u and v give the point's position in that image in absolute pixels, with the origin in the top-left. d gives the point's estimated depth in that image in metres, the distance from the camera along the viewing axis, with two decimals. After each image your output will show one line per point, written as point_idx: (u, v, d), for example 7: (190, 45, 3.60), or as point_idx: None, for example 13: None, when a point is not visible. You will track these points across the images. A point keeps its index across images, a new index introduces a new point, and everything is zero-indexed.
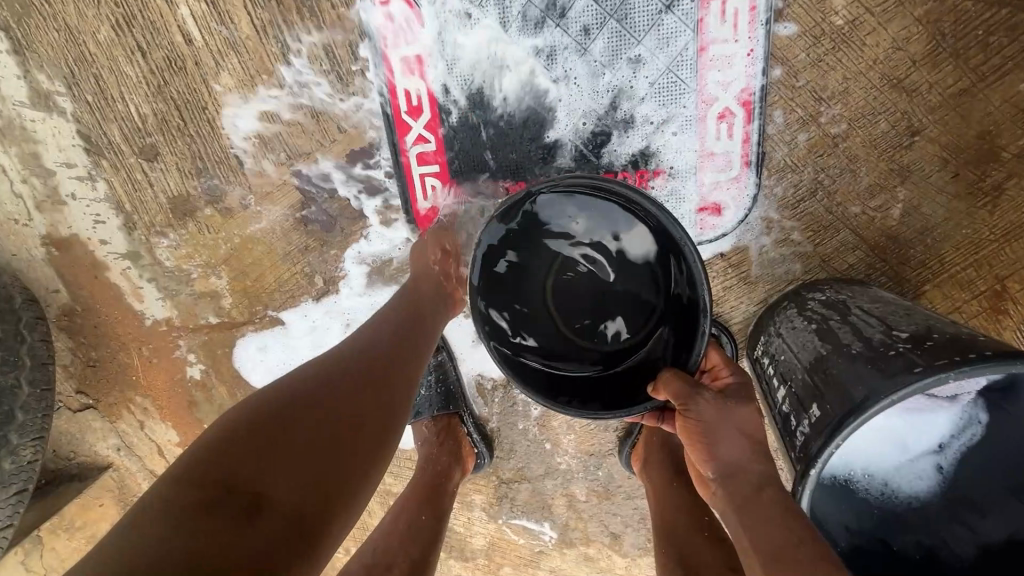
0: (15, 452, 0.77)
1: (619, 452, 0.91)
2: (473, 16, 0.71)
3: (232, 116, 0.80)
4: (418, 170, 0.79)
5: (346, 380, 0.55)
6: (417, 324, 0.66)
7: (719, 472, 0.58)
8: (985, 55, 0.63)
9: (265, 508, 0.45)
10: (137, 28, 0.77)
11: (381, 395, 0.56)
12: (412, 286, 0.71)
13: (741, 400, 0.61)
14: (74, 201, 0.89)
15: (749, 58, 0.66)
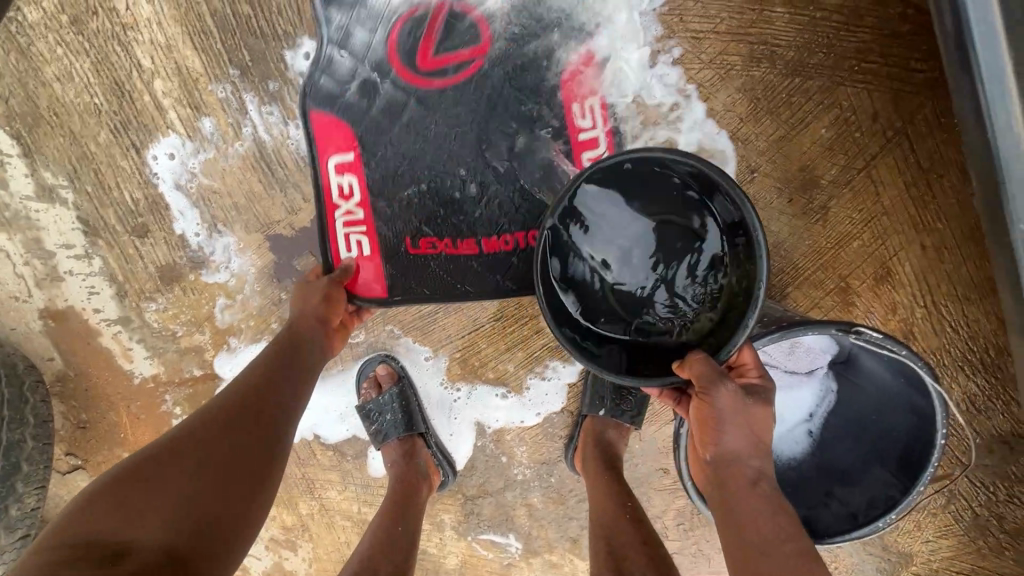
0: (20, 501, 0.86)
1: (566, 457, 1.03)
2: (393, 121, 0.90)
3: (213, 194, 0.95)
4: (342, 227, 0.92)
5: (216, 426, 0.66)
6: (284, 359, 0.77)
7: (717, 459, 0.67)
8: (791, 112, 0.85)
9: (134, 550, 0.54)
10: (132, 131, 0.93)
11: (248, 432, 0.67)
12: (291, 328, 0.81)
13: (759, 404, 0.67)
14: (72, 277, 1.02)
15: (606, 139, 0.88)
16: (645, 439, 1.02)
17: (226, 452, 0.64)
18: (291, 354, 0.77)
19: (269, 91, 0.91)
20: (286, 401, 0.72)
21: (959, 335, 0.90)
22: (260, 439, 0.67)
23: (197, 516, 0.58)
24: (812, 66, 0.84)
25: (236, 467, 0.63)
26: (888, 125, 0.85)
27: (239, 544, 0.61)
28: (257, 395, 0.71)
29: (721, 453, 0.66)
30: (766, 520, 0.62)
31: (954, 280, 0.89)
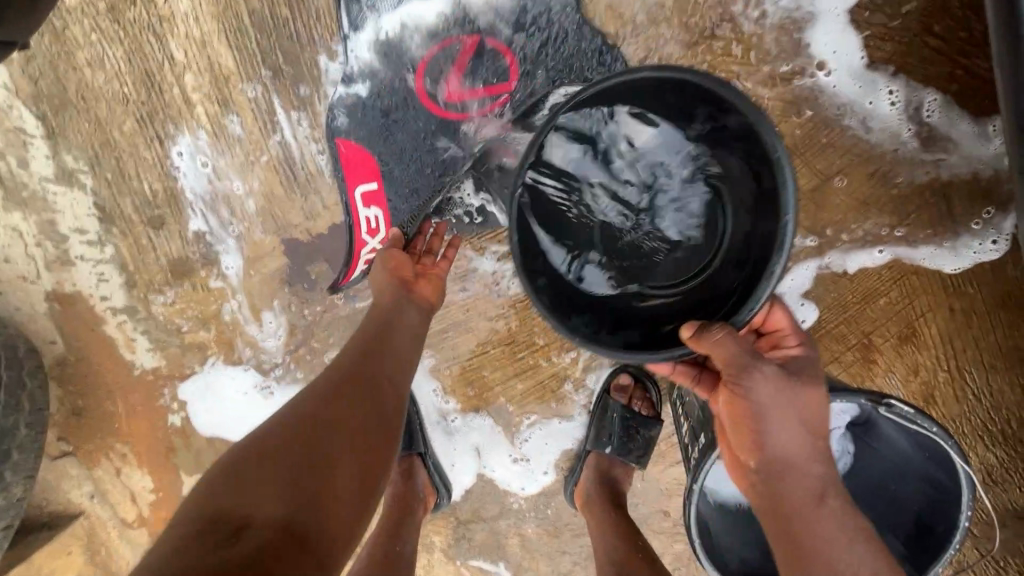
0: (7, 490, 0.83)
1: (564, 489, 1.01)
2: (415, 144, 0.90)
3: (234, 193, 0.94)
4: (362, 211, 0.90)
5: (323, 407, 0.64)
6: (377, 349, 0.73)
7: (775, 464, 0.64)
8: (827, 165, 0.84)
9: (254, 526, 0.53)
10: (157, 122, 0.92)
11: (353, 411, 0.65)
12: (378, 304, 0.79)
13: (800, 386, 0.65)
14: (82, 263, 1.01)
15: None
16: (648, 479, 0.99)
17: (340, 430, 0.63)
18: (379, 344, 0.74)
19: (300, 96, 0.90)
20: (388, 371, 0.71)
21: (981, 405, 0.88)
22: (369, 415, 0.66)
23: (315, 493, 0.57)
24: (850, 122, 0.83)
25: (347, 444, 0.62)
26: (924, 186, 0.83)
27: (354, 520, 0.60)
28: (354, 371, 0.69)
29: (779, 459, 0.64)
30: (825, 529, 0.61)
31: (980, 348, 0.86)
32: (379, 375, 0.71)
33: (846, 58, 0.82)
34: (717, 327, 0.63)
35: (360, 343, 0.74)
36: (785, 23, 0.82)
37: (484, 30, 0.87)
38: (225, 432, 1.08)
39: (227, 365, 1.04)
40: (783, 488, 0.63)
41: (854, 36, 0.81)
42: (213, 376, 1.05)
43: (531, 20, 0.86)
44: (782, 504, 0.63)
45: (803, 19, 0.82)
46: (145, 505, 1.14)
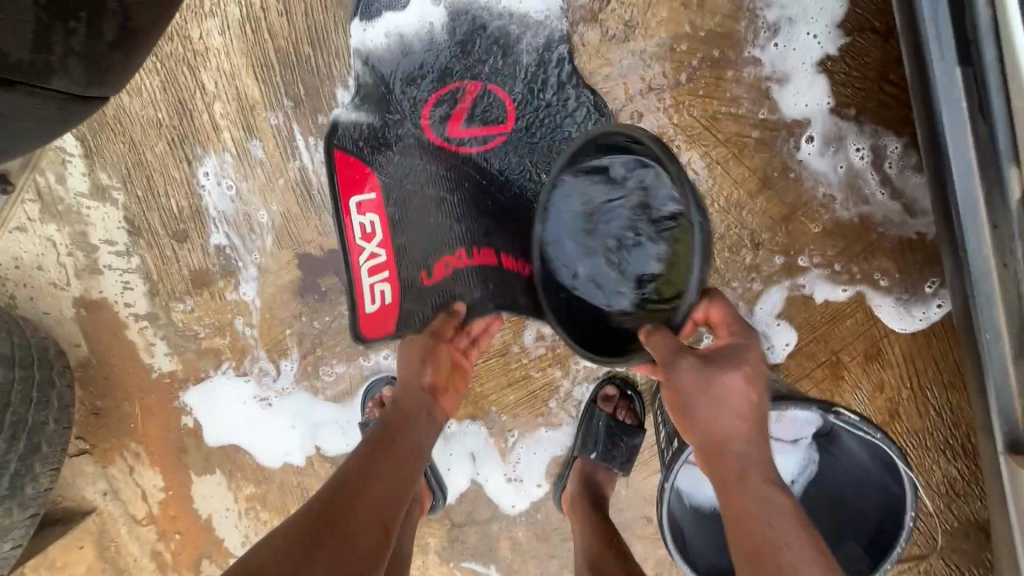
0: (36, 480, 0.89)
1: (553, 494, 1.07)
2: (420, 171, 0.97)
3: (253, 210, 1.02)
4: (359, 216, 0.97)
5: (325, 527, 0.65)
6: (390, 453, 0.75)
7: (711, 446, 0.67)
8: (796, 196, 0.92)
9: None
10: (186, 145, 1.01)
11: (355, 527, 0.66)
12: (400, 399, 0.82)
13: (725, 370, 0.68)
14: (110, 272, 1.09)
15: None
16: (632, 486, 1.05)
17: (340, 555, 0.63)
18: (393, 450, 0.76)
19: (317, 124, 0.99)
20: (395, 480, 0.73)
21: (942, 420, 0.94)
22: (372, 539, 0.66)
23: None
24: (817, 158, 0.91)
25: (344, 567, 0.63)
26: (886, 218, 0.91)
27: None
28: (363, 480, 0.71)
29: (711, 440, 0.67)
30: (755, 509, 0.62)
31: (941, 367, 0.93)
32: (396, 458, 0.75)
33: (813, 101, 0.90)
34: (655, 331, 0.72)
35: (374, 444, 0.76)
36: (758, 69, 0.91)
37: (486, 70, 0.96)
38: (233, 437, 1.14)
39: (223, 377, 1.12)
40: (721, 471, 0.65)
41: (819, 82, 0.90)
42: (217, 385, 1.12)
43: (528, 63, 0.95)
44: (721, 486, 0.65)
45: (774, 66, 0.91)
46: (155, 503, 1.19)
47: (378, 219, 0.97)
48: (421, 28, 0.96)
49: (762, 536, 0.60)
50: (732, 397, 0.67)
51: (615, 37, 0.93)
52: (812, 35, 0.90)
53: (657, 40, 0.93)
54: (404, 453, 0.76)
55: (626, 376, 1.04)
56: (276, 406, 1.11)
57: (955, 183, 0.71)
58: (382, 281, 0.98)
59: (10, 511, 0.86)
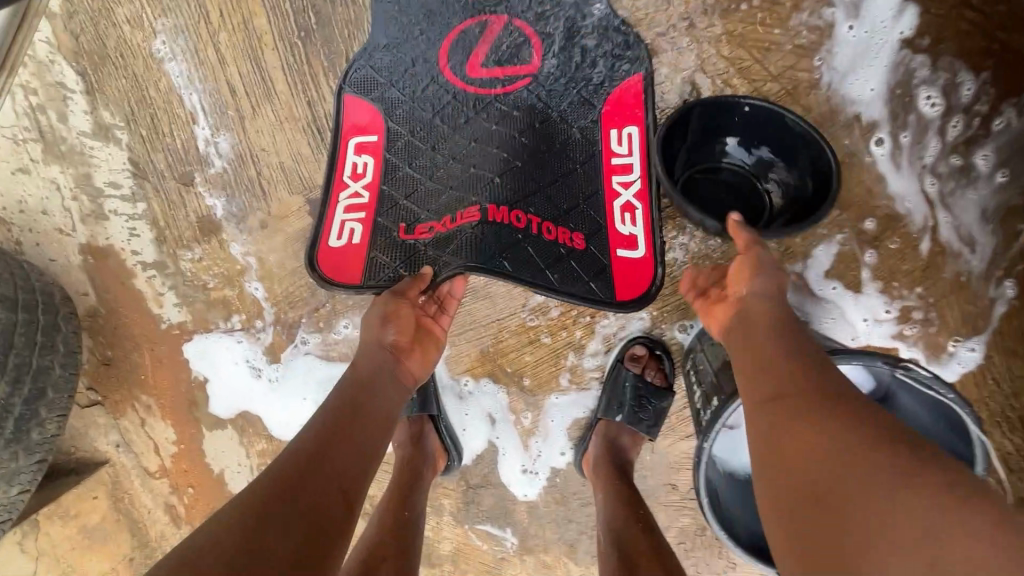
0: (43, 425, 0.86)
1: (574, 457, 1.03)
2: (429, 119, 0.91)
3: (261, 152, 0.96)
4: (352, 157, 0.91)
5: (308, 460, 0.61)
6: (360, 404, 0.70)
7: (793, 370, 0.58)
8: (853, 141, 0.84)
9: None
10: (191, 82, 0.95)
11: (335, 459, 0.62)
12: (365, 355, 0.75)
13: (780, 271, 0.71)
14: (115, 217, 1.04)
15: (640, 169, 0.88)
16: (657, 452, 1.00)
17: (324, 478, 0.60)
18: (359, 400, 0.70)
19: (330, 57, 0.91)
20: (364, 428, 0.68)
21: (1001, 390, 0.87)
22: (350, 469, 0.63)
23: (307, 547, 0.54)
24: (880, 98, 0.82)
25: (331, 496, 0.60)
26: (952, 165, 0.82)
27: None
28: (333, 427, 0.66)
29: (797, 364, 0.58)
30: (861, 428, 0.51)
31: (1005, 333, 0.85)
32: (363, 439, 0.67)
33: (880, 33, 0.81)
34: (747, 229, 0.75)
35: (339, 402, 0.69)
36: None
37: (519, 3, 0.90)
38: (240, 404, 1.12)
39: (209, 334, 1.09)
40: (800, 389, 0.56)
41: (888, 9, 0.81)
42: (207, 344, 1.10)
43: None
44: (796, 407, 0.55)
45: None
46: (167, 456, 1.18)
47: (370, 167, 0.91)
48: None
49: (866, 447, 0.49)
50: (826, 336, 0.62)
51: None
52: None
53: None
54: (366, 431, 0.68)
55: (655, 335, 0.96)
56: (266, 371, 1.09)
57: None
58: (354, 222, 0.90)
59: (16, 456, 0.84)
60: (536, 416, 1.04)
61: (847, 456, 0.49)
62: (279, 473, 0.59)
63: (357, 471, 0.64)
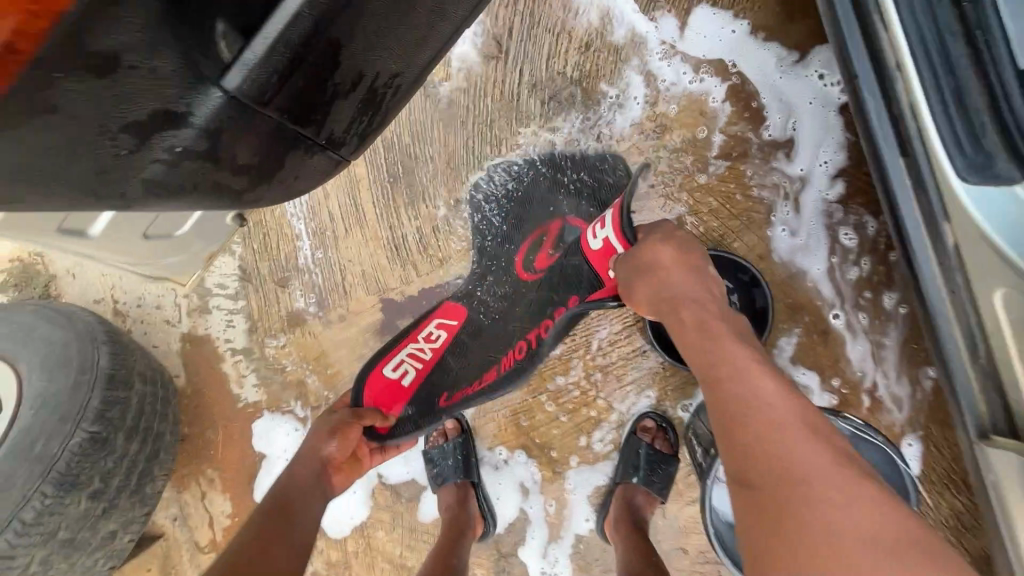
0: (154, 481, 1.02)
1: (596, 520, 1.18)
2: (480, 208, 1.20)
3: (348, 261, 1.24)
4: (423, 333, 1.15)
5: (255, 539, 0.84)
6: (293, 498, 0.93)
7: (741, 411, 0.64)
8: (799, 261, 1.13)
9: None
10: (297, 211, 1.25)
11: (276, 535, 0.86)
12: (296, 465, 0.99)
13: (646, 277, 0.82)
14: (217, 311, 1.28)
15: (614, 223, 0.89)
16: (668, 517, 1.15)
17: (271, 545, 0.84)
18: (288, 501, 0.93)
19: (408, 194, 1.22)
20: (299, 513, 0.91)
21: (940, 456, 1.08)
22: (289, 537, 0.86)
23: None
24: (821, 272, 1.13)
25: (276, 556, 0.82)
26: (874, 279, 1.11)
27: None
28: (273, 519, 0.88)
29: (733, 404, 0.65)
30: (809, 441, 0.60)
31: (934, 408, 1.08)
32: (296, 522, 0.90)
33: (816, 241, 1.13)
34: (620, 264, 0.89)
35: (274, 503, 0.92)
36: (766, 164, 1.14)
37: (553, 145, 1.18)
38: None
39: (278, 413, 1.28)
40: (744, 425, 0.62)
41: (820, 183, 1.12)
42: (272, 425, 1.29)
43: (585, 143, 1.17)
44: (754, 445, 0.61)
45: (782, 220, 1.14)
46: (220, 529, 1.29)
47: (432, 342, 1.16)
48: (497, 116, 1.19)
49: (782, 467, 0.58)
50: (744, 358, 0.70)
51: (650, 135, 1.16)
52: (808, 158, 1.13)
53: (681, 137, 1.16)
54: (301, 516, 0.91)
55: (661, 412, 1.16)
56: None
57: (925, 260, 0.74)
58: (410, 365, 1.15)
59: (132, 506, 0.98)
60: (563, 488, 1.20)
61: (778, 493, 0.57)
62: (234, 553, 0.82)
63: (296, 541, 0.87)
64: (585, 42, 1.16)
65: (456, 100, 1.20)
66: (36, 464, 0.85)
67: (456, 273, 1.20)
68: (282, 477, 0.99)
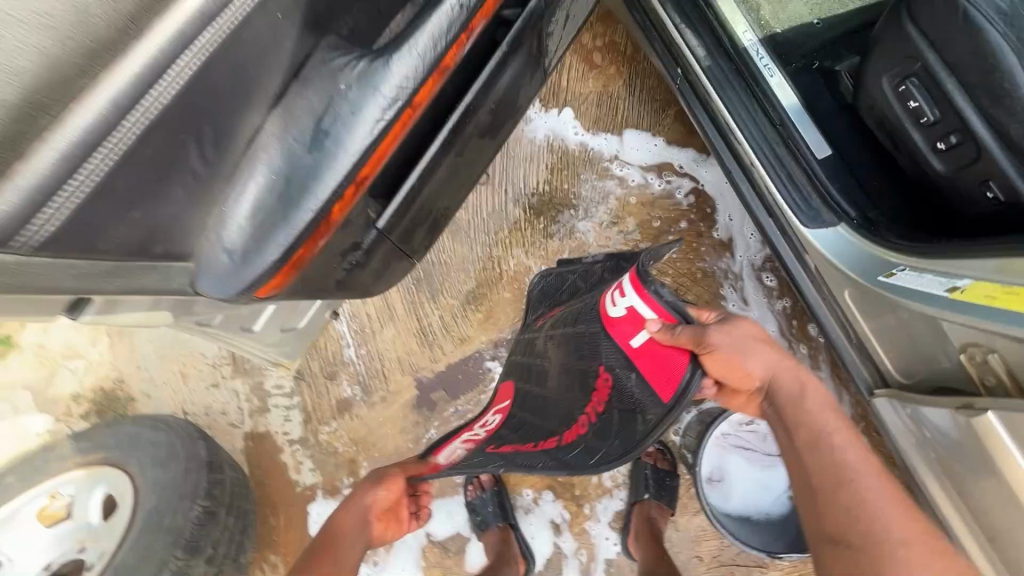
0: (244, 555, 1.20)
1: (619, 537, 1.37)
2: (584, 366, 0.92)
3: (385, 350, 1.51)
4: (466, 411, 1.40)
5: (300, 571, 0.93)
6: (337, 544, 1.02)
7: (834, 488, 0.71)
8: (741, 303, 1.47)
9: None
10: (338, 316, 1.52)
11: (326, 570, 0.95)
12: (342, 514, 1.10)
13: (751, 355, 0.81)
14: (275, 408, 1.52)
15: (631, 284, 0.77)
16: (681, 530, 1.35)
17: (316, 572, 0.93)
18: (328, 545, 1.02)
19: (430, 290, 1.53)
20: (339, 551, 1.01)
21: (878, 446, 1.38)
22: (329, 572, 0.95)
23: None
24: (763, 315, 1.47)
25: None
26: (800, 310, 1.45)
27: None
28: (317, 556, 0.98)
29: (817, 437, 0.76)
30: (890, 500, 0.69)
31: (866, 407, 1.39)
32: (326, 560, 0.97)
33: (759, 301, 1.47)
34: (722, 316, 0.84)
35: (317, 542, 1.02)
36: (704, 235, 1.50)
37: (543, 240, 1.53)
38: None
39: (333, 493, 1.48)
40: (843, 512, 0.69)
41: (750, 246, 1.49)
42: (327, 504, 1.47)
43: (563, 234, 1.53)
44: (853, 535, 0.68)
45: (734, 299, 1.48)
46: None
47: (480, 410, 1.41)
48: (496, 219, 1.54)
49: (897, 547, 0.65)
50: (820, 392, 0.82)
51: (611, 222, 1.53)
52: (744, 240, 1.50)
53: (635, 223, 1.52)
54: (336, 557, 0.99)
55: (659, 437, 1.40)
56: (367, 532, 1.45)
57: (804, 286, 1.05)
58: (455, 447, 1.34)
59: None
60: (590, 521, 1.39)
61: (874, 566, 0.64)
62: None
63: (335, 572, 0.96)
64: (556, 158, 1.55)
65: (460, 213, 1.54)
66: (167, 534, 1.07)
67: (477, 348, 1.50)
68: (334, 514, 1.10)
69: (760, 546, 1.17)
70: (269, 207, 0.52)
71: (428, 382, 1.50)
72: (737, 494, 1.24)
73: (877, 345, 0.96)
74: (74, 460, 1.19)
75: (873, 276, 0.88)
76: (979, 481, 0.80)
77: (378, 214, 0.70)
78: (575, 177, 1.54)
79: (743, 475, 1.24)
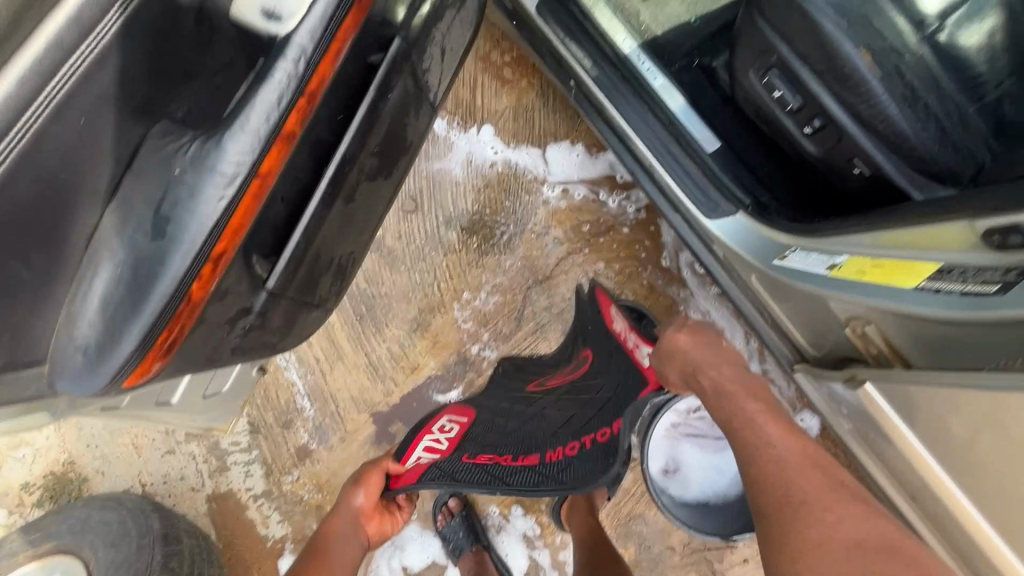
0: None
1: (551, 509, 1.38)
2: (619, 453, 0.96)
3: (338, 391, 1.51)
4: (420, 448, 1.21)
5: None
6: (332, 546, 1.12)
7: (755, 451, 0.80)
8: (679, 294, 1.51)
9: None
10: (286, 364, 1.51)
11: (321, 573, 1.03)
12: (336, 515, 1.18)
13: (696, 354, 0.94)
14: (235, 466, 1.50)
15: None
16: (650, 524, 1.37)
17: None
18: (319, 546, 1.12)
19: (374, 325, 1.52)
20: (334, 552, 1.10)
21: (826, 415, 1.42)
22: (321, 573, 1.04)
23: None
24: (700, 302, 1.50)
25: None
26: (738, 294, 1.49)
27: None
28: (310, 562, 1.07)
29: (755, 438, 0.81)
30: (810, 463, 0.77)
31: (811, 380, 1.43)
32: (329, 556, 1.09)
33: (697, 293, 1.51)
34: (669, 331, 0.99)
35: (311, 553, 1.12)
36: (634, 232, 1.53)
37: (478, 259, 1.54)
38: None
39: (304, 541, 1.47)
40: (765, 468, 0.78)
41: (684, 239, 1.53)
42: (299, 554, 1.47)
43: (498, 251, 1.54)
44: (772, 487, 0.76)
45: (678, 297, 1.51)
46: None
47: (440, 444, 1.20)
48: (430, 245, 1.54)
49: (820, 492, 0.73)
50: (762, 415, 0.84)
51: (543, 232, 1.55)
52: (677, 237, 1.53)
53: (566, 229, 1.54)
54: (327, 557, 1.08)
55: None
56: None
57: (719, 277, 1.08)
58: (430, 457, 1.18)
59: None
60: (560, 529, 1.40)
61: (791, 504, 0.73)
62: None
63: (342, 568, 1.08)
64: (481, 178, 1.56)
65: (394, 245, 1.54)
66: None
67: (428, 376, 1.51)
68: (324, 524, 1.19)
69: (714, 530, 1.21)
70: (119, 300, 0.54)
71: (384, 417, 1.50)
72: (691, 480, 1.26)
73: (789, 324, 0.99)
74: (24, 554, 1.15)
75: (769, 260, 0.91)
76: (885, 447, 0.87)
77: (267, 274, 0.71)
78: (502, 193, 1.56)
79: (695, 461, 1.27)
